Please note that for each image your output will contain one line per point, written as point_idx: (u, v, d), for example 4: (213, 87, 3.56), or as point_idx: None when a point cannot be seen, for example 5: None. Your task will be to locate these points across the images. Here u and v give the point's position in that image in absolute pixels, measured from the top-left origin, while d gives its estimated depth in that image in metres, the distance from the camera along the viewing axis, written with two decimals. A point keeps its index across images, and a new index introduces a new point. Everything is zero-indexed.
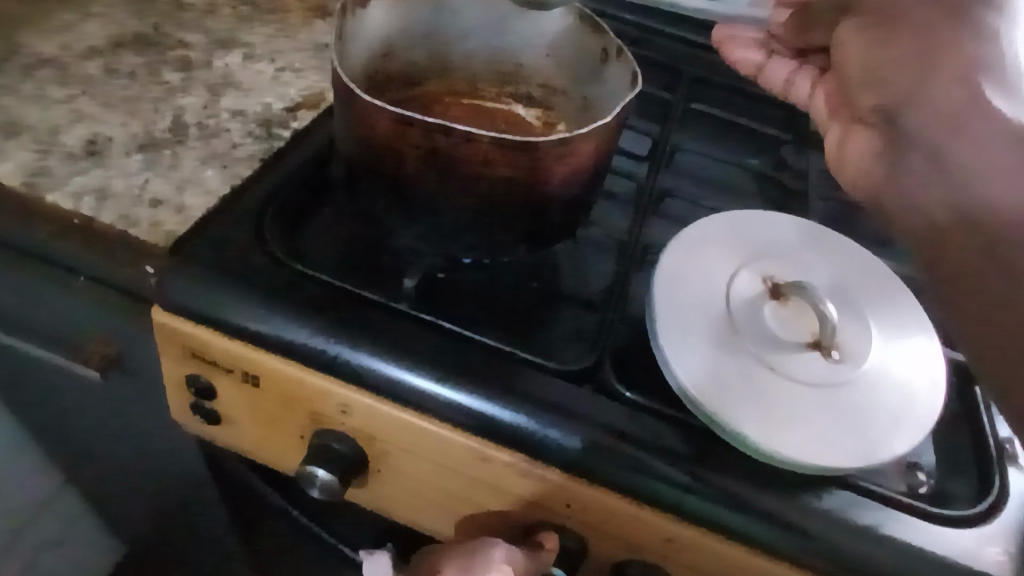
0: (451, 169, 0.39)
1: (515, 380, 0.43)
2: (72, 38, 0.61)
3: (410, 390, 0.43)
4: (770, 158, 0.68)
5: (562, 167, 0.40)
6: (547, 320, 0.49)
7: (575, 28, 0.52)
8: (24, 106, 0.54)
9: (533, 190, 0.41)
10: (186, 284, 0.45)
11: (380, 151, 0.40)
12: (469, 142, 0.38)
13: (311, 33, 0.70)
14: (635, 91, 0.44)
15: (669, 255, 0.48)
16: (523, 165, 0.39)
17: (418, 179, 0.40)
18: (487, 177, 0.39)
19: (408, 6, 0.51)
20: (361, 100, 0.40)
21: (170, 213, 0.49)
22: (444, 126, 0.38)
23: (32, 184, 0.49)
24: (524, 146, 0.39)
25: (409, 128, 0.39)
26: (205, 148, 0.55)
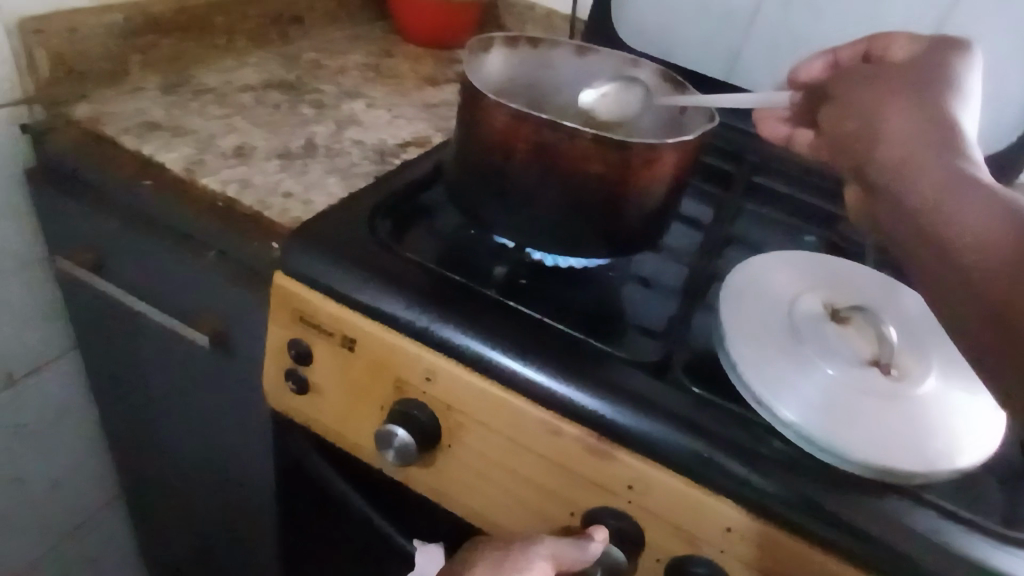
0: (554, 162, 0.46)
1: (587, 362, 0.47)
2: (232, 77, 0.74)
3: (491, 360, 0.47)
4: (825, 229, 0.73)
5: (648, 170, 0.46)
6: (616, 325, 0.53)
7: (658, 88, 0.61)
8: (190, 117, 0.65)
9: (621, 189, 0.47)
10: (307, 257, 0.52)
11: (493, 145, 0.47)
12: (572, 138, 0.45)
13: (422, 95, 0.82)
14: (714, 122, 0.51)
15: (735, 275, 0.52)
16: (615, 162, 0.45)
17: (522, 171, 0.47)
18: (583, 172, 0.46)
19: (520, 56, 0.61)
20: (484, 102, 0.47)
21: (297, 204, 0.57)
22: (552, 123, 0.45)
23: (190, 171, 0.58)
24: (618, 147, 0.45)
25: (522, 124, 0.46)
26: (330, 163, 0.64)
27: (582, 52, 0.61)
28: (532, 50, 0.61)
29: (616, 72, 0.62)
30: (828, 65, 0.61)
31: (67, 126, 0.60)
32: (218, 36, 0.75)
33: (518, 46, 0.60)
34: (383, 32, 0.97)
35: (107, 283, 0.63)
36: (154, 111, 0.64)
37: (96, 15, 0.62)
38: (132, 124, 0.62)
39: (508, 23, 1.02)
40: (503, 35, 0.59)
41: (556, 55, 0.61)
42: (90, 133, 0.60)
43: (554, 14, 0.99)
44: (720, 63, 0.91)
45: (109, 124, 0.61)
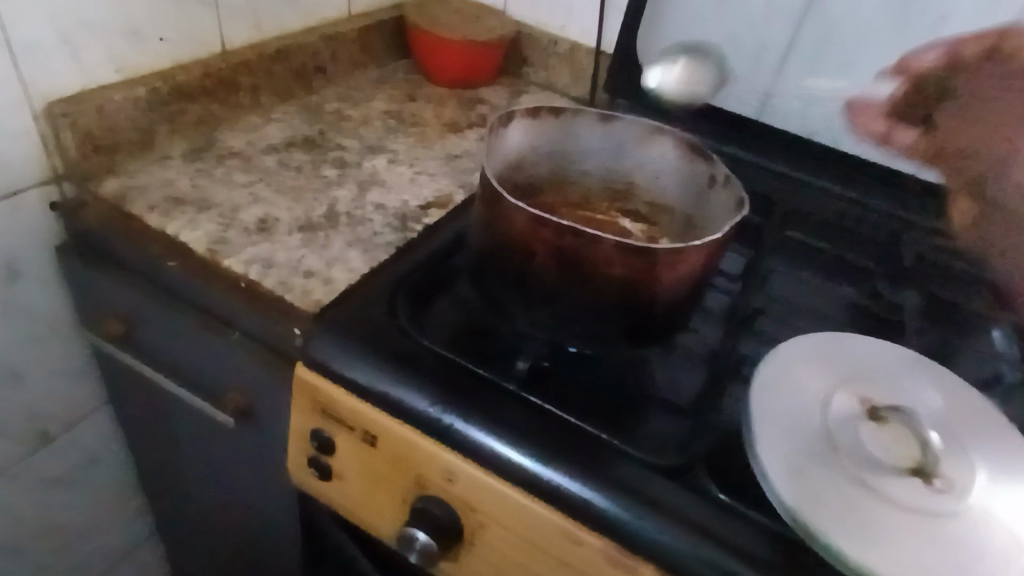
0: (575, 266, 0.45)
1: (610, 468, 0.45)
2: (256, 137, 0.74)
3: (510, 463, 0.46)
4: (862, 288, 0.70)
5: (672, 271, 0.45)
6: (638, 415, 0.51)
7: (684, 159, 0.58)
8: (215, 187, 0.65)
9: (645, 290, 0.45)
10: (329, 348, 0.52)
11: (513, 244, 0.46)
12: (594, 244, 0.43)
13: (445, 144, 0.82)
14: (741, 213, 0.48)
15: (766, 368, 0.50)
16: (638, 266, 0.44)
17: (542, 272, 0.46)
18: (604, 275, 0.44)
19: (541, 128, 0.59)
20: (504, 200, 0.46)
21: (319, 285, 0.57)
22: (574, 228, 0.44)
23: (214, 250, 0.58)
24: (643, 252, 0.43)
25: (543, 227, 0.44)
26: (352, 233, 0.64)
27: (606, 120, 0.59)
28: (554, 120, 0.59)
29: (641, 140, 0.60)
30: (941, 54, 0.74)
31: (96, 202, 0.61)
32: (242, 95, 0.75)
33: (540, 117, 0.58)
34: (406, 72, 0.96)
35: (138, 354, 0.64)
36: (179, 182, 0.65)
37: (121, 89, 0.63)
38: (158, 199, 0.62)
39: (531, 59, 1.00)
40: (525, 108, 0.57)
41: (578, 124, 0.59)
42: (117, 210, 0.61)
43: (579, 49, 0.96)
44: (755, 98, 0.87)
45: (136, 200, 0.62)
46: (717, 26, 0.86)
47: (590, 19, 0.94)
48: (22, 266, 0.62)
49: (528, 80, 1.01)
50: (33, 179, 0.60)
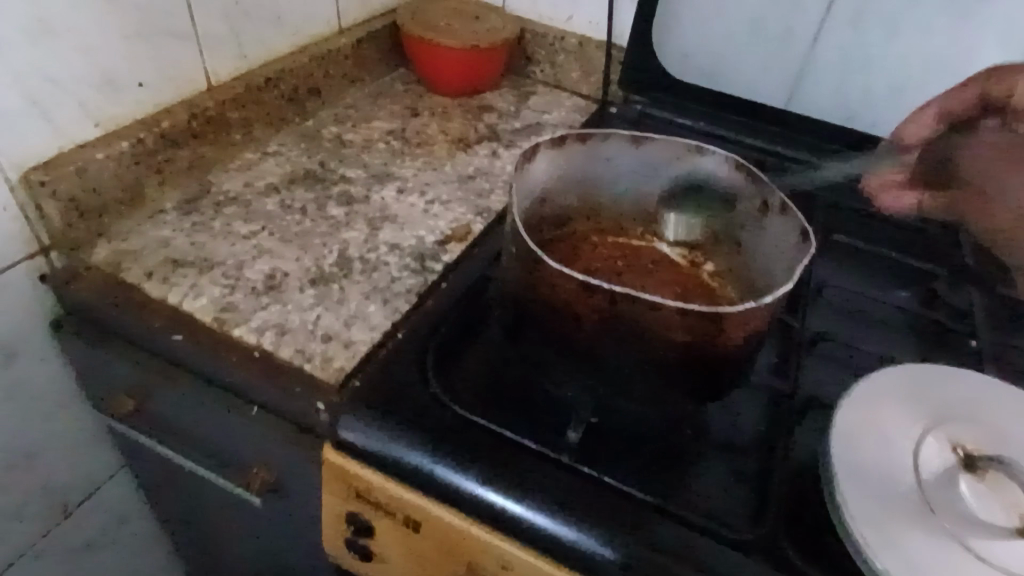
0: (631, 333, 0.40)
1: (682, 549, 0.41)
2: (253, 176, 0.68)
3: (575, 547, 0.42)
4: (919, 292, 0.64)
5: (741, 328, 0.40)
6: (701, 470, 0.46)
7: (727, 179, 0.54)
8: (215, 241, 0.60)
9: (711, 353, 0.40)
10: (360, 425, 0.47)
11: (558, 310, 0.41)
12: (654, 310, 0.39)
13: (456, 164, 0.76)
14: (810, 249, 0.45)
15: (844, 415, 0.45)
16: (704, 331, 0.39)
17: (593, 340, 0.41)
18: (666, 341, 0.40)
19: (568, 154, 0.54)
20: (544, 263, 0.41)
21: (340, 349, 0.52)
22: (629, 294, 0.39)
23: (222, 319, 0.54)
24: (710, 315, 0.39)
25: (593, 294, 0.39)
26: (368, 282, 0.59)
27: (639, 142, 0.54)
28: (583, 147, 0.54)
29: (678, 161, 0.56)
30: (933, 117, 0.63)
31: (88, 272, 0.56)
32: (233, 131, 0.69)
33: (567, 145, 0.53)
34: (404, 82, 0.89)
35: (151, 429, 0.59)
36: (176, 240, 0.59)
37: (102, 146, 0.57)
38: (156, 263, 0.57)
39: (537, 56, 0.93)
40: (551, 137, 0.52)
41: (609, 148, 0.55)
42: (113, 279, 0.56)
43: (588, 42, 0.89)
44: (782, 81, 0.82)
45: (132, 266, 0.57)
46: (739, 9, 0.79)
47: (599, 9, 0.87)
48: (18, 345, 0.57)
49: (535, 78, 0.94)
50: (19, 255, 0.55)
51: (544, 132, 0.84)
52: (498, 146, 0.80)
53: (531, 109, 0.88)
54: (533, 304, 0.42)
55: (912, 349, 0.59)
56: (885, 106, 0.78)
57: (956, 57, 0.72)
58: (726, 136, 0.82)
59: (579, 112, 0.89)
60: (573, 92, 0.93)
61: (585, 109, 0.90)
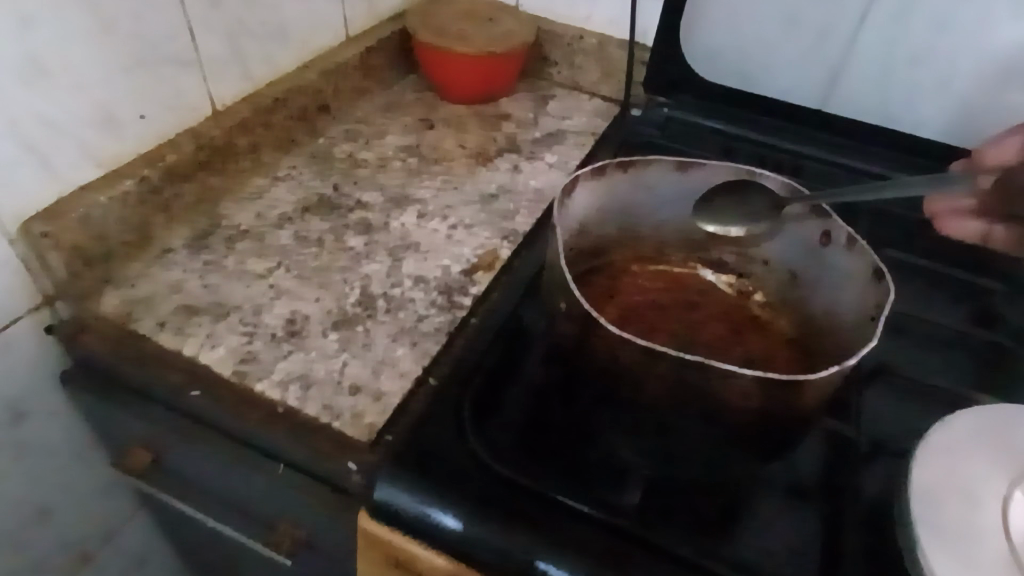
0: (702, 399, 0.38)
1: None
2: (265, 206, 0.64)
3: None
4: (969, 308, 0.59)
5: (818, 391, 0.38)
6: (760, 520, 0.44)
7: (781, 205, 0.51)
8: (230, 282, 0.56)
9: (790, 415, 0.39)
10: (399, 491, 0.44)
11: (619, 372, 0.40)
12: (727, 378, 0.37)
13: (477, 182, 0.72)
14: (892, 293, 0.42)
15: (924, 468, 0.42)
16: (782, 397, 0.38)
17: (657, 403, 0.39)
18: (738, 406, 0.38)
19: (608, 183, 0.50)
20: (606, 329, 0.39)
21: (370, 402, 0.49)
22: (699, 362, 0.37)
23: (242, 371, 0.50)
24: (788, 381, 0.37)
25: (659, 361, 0.38)
26: (395, 322, 0.55)
27: (685, 167, 0.50)
28: (623, 175, 0.50)
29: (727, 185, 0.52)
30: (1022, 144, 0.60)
31: (97, 324, 0.53)
32: (241, 158, 0.65)
33: (607, 174, 0.49)
34: (416, 90, 0.85)
35: (171, 484, 0.56)
36: (188, 283, 0.56)
37: (104, 187, 0.53)
38: (168, 311, 0.54)
39: (554, 57, 0.88)
40: (590, 168, 0.48)
41: (652, 174, 0.51)
42: (123, 331, 0.52)
43: (609, 41, 0.84)
44: (818, 80, 0.77)
45: (143, 315, 0.53)
46: (771, 4, 0.74)
47: (619, 6, 0.82)
48: (26, 402, 0.55)
49: (552, 80, 0.90)
50: (22, 309, 0.51)
51: (566, 141, 0.80)
52: (519, 159, 0.76)
53: (551, 115, 0.84)
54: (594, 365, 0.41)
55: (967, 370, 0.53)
56: (929, 101, 0.73)
57: (1005, 50, 0.68)
58: (759, 140, 0.78)
59: (601, 116, 0.85)
60: (593, 94, 0.88)
61: (607, 113, 0.85)
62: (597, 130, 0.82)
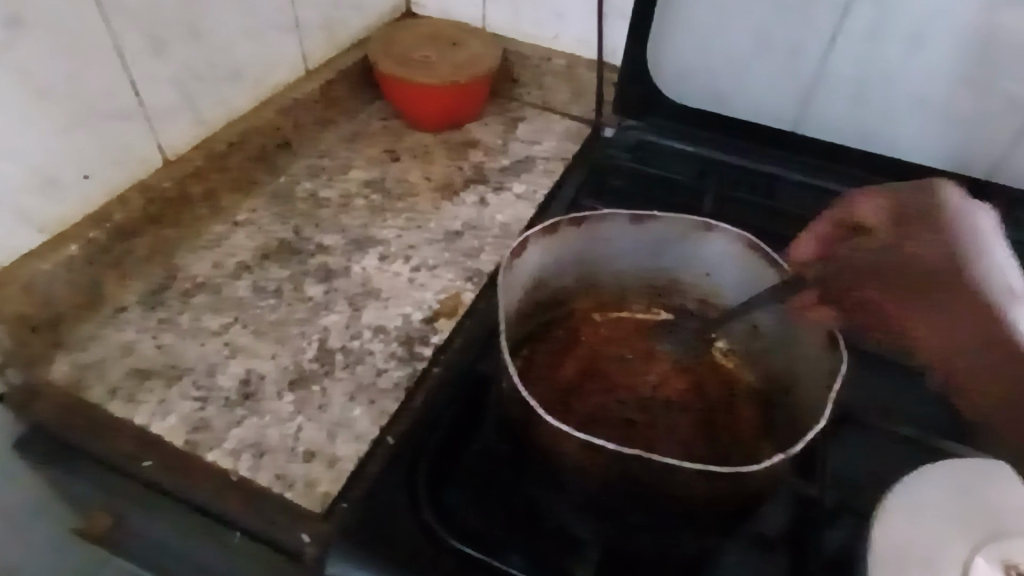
0: (646, 489, 0.38)
1: None
2: (222, 255, 0.63)
3: None
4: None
5: (771, 471, 0.38)
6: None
7: (743, 257, 0.49)
8: (184, 342, 0.55)
9: (738, 498, 0.39)
10: (351, 567, 0.43)
11: (564, 460, 0.40)
12: (668, 473, 0.37)
13: (442, 218, 0.70)
14: (844, 367, 0.41)
15: (883, 534, 0.42)
16: (728, 487, 0.38)
17: (605, 489, 0.40)
18: (684, 494, 0.38)
19: (561, 238, 0.49)
20: (549, 423, 0.39)
21: (324, 469, 0.48)
22: (639, 457, 0.37)
23: (193, 441, 0.49)
24: (729, 475, 0.37)
25: (600, 453, 0.38)
26: (353, 379, 0.54)
27: (640, 221, 0.49)
28: (577, 231, 0.49)
29: (686, 236, 0.50)
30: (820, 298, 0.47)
31: (47, 393, 0.52)
32: (197, 207, 0.63)
33: (559, 231, 0.49)
34: (382, 117, 0.83)
35: (130, 548, 0.56)
36: (141, 344, 0.55)
37: (48, 253, 0.52)
38: (119, 377, 0.53)
39: (523, 78, 0.86)
40: (540, 228, 0.47)
41: (606, 229, 0.50)
42: (74, 400, 0.51)
43: (578, 61, 0.82)
44: (790, 101, 0.75)
45: (94, 383, 0.52)
46: (740, 24, 0.72)
47: (587, 26, 0.79)
48: None
49: (524, 101, 0.87)
50: None
51: (535, 168, 0.78)
52: (486, 191, 0.74)
53: (520, 140, 0.82)
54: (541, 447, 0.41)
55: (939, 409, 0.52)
56: (907, 116, 0.71)
57: (979, 67, 0.65)
58: (732, 162, 0.76)
59: (572, 139, 0.83)
60: (565, 114, 0.86)
61: (577, 135, 0.83)
62: (567, 154, 0.80)
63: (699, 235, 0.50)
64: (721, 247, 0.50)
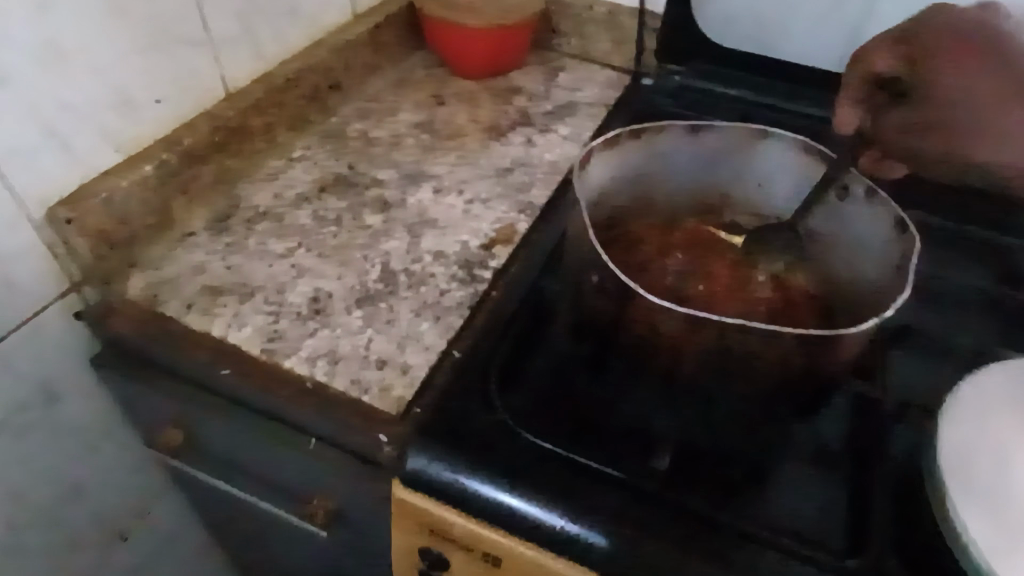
0: (742, 364, 0.39)
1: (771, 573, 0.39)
2: (282, 187, 0.65)
3: None
4: (999, 263, 0.58)
5: (856, 345, 0.40)
6: (786, 479, 0.44)
7: (797, 157, 0.52)
8: (252, 263, 0.57)
9: (823, 374, 0.40)
10: (432, 461, 0.44)
11: (659, 342, 0.41)
12: (770, 341, 0.38)
13: (491, 156, 0.71)
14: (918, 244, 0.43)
15: (952, 424, 0.42)
16: (821, 357, 0.39)
17: (699, 369, 0.41)
18: (779, 368, 0.39)
19: (623, 151, 0.51)
20: (645, 301, 0.40)
21: (397, 376, 0.50)
22: (741, 327, 0.38)
23: (270, 349, 0.51)
24: (827, 342, 0.38)
25: (700, 328, 0.39)
26: (417, 298, 0.55)
27: (696, 132, 0.52)
28: (636, 143, 0.51)
29: (740, 145, 0.53)
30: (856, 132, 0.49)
31: (125, 306, 0.53)
32: (257, 139, 0.65)
33: (621, 143, 0.50)
34: (425, 66, 0.84)
35: (201, 463, 0.58)
36: (211, 265, 0.57)
37: (125, 171, 0.54)
38: (194, 293, 0.54)
39: (564, 28, 0.87)
40: (604, 139, 0.49)
41: (664, 141, 0.52)
42: (149, 313, 0.53)
43: (619, 10, 0.83)
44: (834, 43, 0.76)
45: (169, 298, 0.54)
46: None
47: None
48: (60, 386, 0.56)
49: (562, 52, 0.88)
50: (52, 294, 0.52)
51: (578, 112, 0.79)
52: (532, 132, 0.75)
53: (563, 87, 0.83)
54: (632, 332, 0.42)
55: (993, 328, 0.53)
56: None
57: None
58: (774, 106, 0.77)
59: (614, 87, 0.84)
60: (603, 64, 0.87)
61: (618, 82, 0.84)
62: (610, 101, 0.81)
63: (748, 139, 0.52)
64: (773, 145, 0.52)
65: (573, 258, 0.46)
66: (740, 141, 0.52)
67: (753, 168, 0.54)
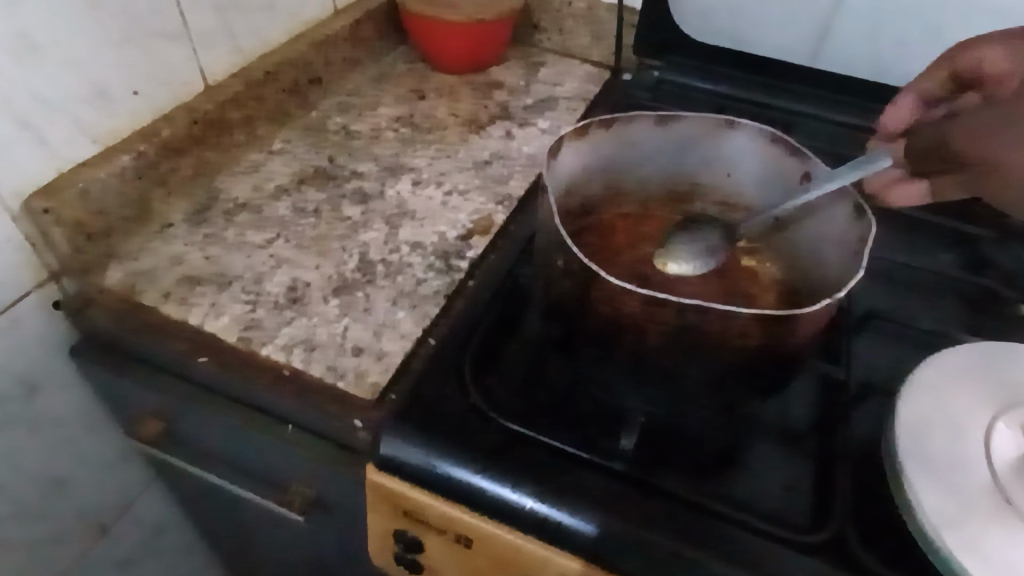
0: (702, 342, 0.40)
1: (732, 548, 0.40)
2: (261, 179, 0.65)
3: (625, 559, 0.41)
4: (963, 250, 0.59)
5: (813, 323, 0.41)
6: (751, 459, 0.45)
7: (763, 145, 0.53)
8: (230, 254, 0.58)
9: (782, 353, 0.41)
10: (406, 445, 0.45)
11: (623, 323, 0.42)
12: (727, 319, 0.39)
13: (471, 149, 0.72)
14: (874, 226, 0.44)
15: (910, 403, 0.43)
16: (778, 335, 0.40)
17: (661, 349, 0.42)
18: (739, 346, 0.40)
19: (593, 140, 0.52)
20: (608, 283, 0.41)
21: (372, 362, 0.50)
22: (699, 306, 0.39)
23: (247, 338, 0.52)
24: (783, 320, 0.39)
25: (660, 307, 0.40)
26: (394, 287, 0.56)
27: (665, 121, 0.52)
28: (606, 133, 0.52)
29: (707, 134, 0.54)
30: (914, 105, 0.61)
31: (102, 297, 0.54)
32: (236, 132, 0.66)
33: (590, 133, 0.51)
34: (406, 61, 0.84)
35: (181, 452, 0.58)
36: (190, 256, 0.57)
37: (102, 163, 0.54)
38: (172, 282, 0.55)
39: (543, 23, 0.88)
40: (574, 129, 0.49)
41: (634, 131, 0.53)
42: (126, 304, 0.53)
43: (597, 5, 0.84)
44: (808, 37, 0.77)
45: (148, 288, 0.55)
46: None
47: None
48: (39, 377, 0.56)
49: (542, 47, 0.89)
50: (30, 285, 0.53)
51: (558, 106, 0.79)
52: (511, 126, 0.76)
53: (543, 82, 0.84)
54: (598, 315, 0.43)
55: (956, 313, 0.54)
56: (920, 54, 0.73)
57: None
58: (750, 99, 0.78)
59: (593, 82, 0.85)
60: (582, 59, 0.88)
61: (598, 77, 0.85)
62: (589, 95, 0.82)
63: (716, 129, 0.53)
64: (739, 134, 0.53)
65: (543, 245, 0.47)
66: (708, 131, 0.53)
67: (720, 157, 0.55)
